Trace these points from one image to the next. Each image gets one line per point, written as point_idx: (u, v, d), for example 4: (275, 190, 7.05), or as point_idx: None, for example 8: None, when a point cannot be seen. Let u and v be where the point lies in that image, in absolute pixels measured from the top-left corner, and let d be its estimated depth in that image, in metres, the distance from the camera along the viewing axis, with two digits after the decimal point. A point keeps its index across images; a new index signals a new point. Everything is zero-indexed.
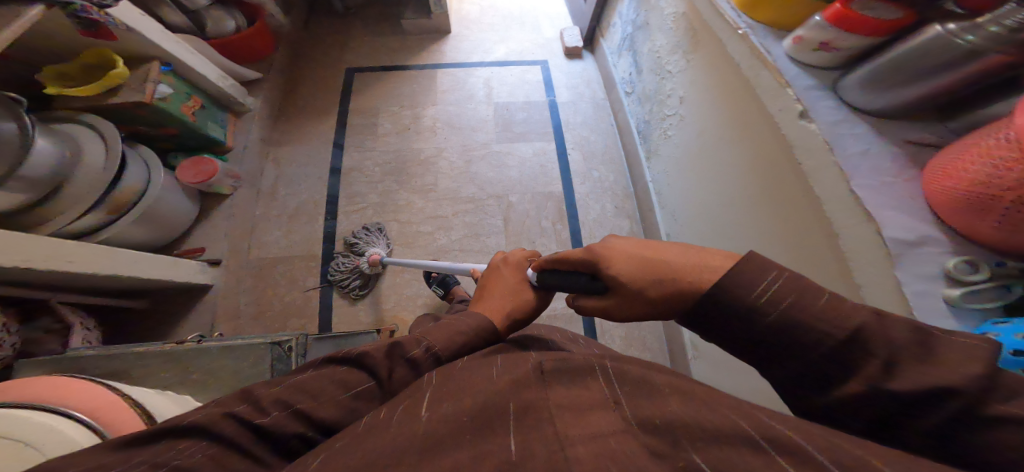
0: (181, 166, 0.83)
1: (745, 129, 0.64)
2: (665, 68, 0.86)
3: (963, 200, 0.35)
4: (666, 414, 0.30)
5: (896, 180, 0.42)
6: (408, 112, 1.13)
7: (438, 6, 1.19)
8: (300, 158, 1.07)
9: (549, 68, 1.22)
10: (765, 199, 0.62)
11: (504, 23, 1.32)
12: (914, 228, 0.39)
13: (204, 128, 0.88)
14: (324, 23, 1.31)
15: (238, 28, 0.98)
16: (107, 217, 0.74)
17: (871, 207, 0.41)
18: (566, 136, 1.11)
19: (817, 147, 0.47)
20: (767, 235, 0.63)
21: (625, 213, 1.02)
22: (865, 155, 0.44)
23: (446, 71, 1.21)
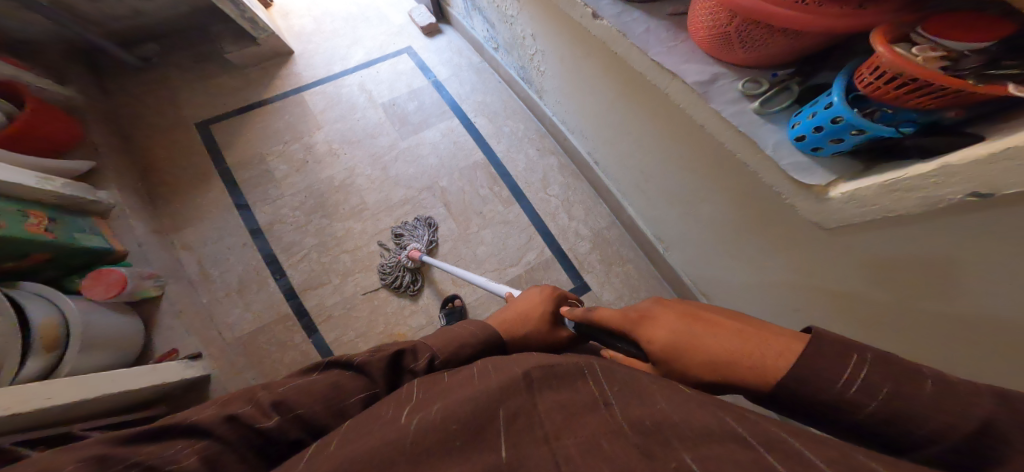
0: (84, 288, 0.72)
1: (597, 58, 0.72)
2: (508, 15, 0.92)
3: (715, 37, 0.43)
4: (655, 413, 0.30)
5: (678, 43, 0.49)
6: (297, 144, 1.08)
7: (257, 30, 1.11)
8: (209, 233, 0.97)
9: (416, 52, 1.23)
10: (642, 111, 0.69)
11: (348, 26, 1.29)
12: (707, 69, 0.46)
13: (74, 242, 0.75)
14: (124, 81, 1.16)
15: (9, 115, 0.79)
16: (52, 355, 0.63)
17: (669, 66, 0.48)
18: (465, 109, 1.14)
19: (616, 37, 0.53)
20: (674, 165, 0.71)
21: (548, 151, 1.09)
22: (648, 32, 0.51)
23: (314, 90, 1.17)
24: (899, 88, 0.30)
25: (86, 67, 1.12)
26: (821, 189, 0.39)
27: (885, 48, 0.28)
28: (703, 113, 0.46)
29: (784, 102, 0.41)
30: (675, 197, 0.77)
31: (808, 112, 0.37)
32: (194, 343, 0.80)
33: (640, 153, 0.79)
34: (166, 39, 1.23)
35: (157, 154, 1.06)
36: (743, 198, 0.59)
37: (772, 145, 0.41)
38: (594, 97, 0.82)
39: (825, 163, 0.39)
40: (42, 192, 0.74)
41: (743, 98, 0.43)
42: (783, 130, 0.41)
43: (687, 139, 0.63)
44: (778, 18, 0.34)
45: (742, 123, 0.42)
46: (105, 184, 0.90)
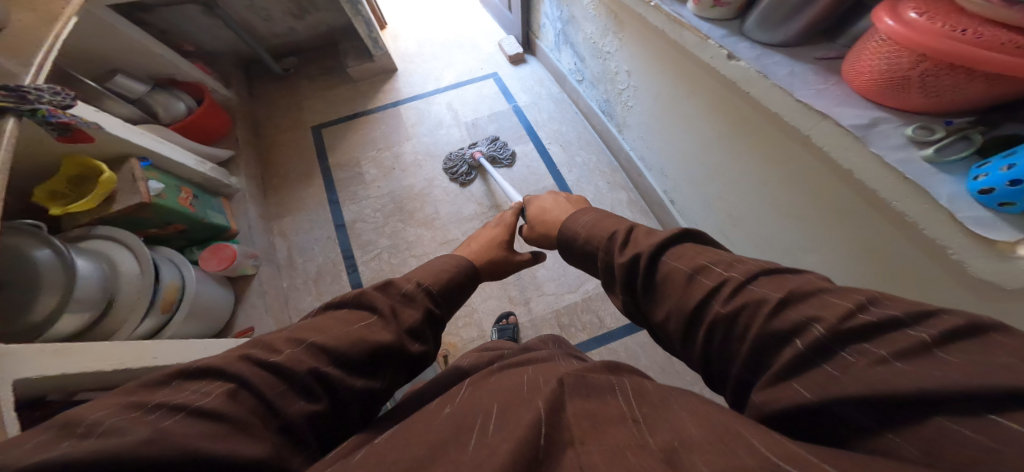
0: (202, 260, 0.86)
1: (704, 95, 0.70)
2: (603, 52, 0.96)
3: (885, 82, 0.41)
4: (685, 438, 0.25)
5: (828, 86, 0.47)
6: (388, 153, 1.19)
7: (376, 48, 1.29)
8: (303, 224, 1.09)
9: (501, 78, 1.32)
10: (745, 144, 0.66)
11: (444, 50, 1.45)
12: (865, 113, 0.43)
13: (206, 217, 0.90)
14: (266, 87, 1.41)
15: (190, 109, 1.02)
16: (162, 318, 0.73)
17: (821, 108, 0.45)
18: (541, 135, 1.18)
19: (754, 78, 0.53)
20: (773, 203, 0.66)
21: (619, 185, 1.07)
22: (793, 74, 0.50)
23: (408, 106, 1.30)
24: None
25: (242, 74, 1.40)
26: (1006, 245, 0.34)
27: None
28: (856, 157, 0.43)
29: (960, 151, 0.38)
30: (770, 247, 0.72)
31: (1002, 163, 0.33)
32: (268, 324, 0.89)
33: (734, 198, 0.75)
34: (303, 52, 1.49)
35: (278, 151, 1.24)
36: (861, 246, 0.53)
37: (947, 196, 0.37)
38: (689, 136, 0.80)
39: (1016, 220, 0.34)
40: (195, 172, 0.93)
41: (910, 145, 0.40)
42: (960, 181, 0.37)
43: (804, 184, 0.58)
44: (987, 65, 0.32)
45: (910, 171, 0.39)
46: (237, 172, 1.08)
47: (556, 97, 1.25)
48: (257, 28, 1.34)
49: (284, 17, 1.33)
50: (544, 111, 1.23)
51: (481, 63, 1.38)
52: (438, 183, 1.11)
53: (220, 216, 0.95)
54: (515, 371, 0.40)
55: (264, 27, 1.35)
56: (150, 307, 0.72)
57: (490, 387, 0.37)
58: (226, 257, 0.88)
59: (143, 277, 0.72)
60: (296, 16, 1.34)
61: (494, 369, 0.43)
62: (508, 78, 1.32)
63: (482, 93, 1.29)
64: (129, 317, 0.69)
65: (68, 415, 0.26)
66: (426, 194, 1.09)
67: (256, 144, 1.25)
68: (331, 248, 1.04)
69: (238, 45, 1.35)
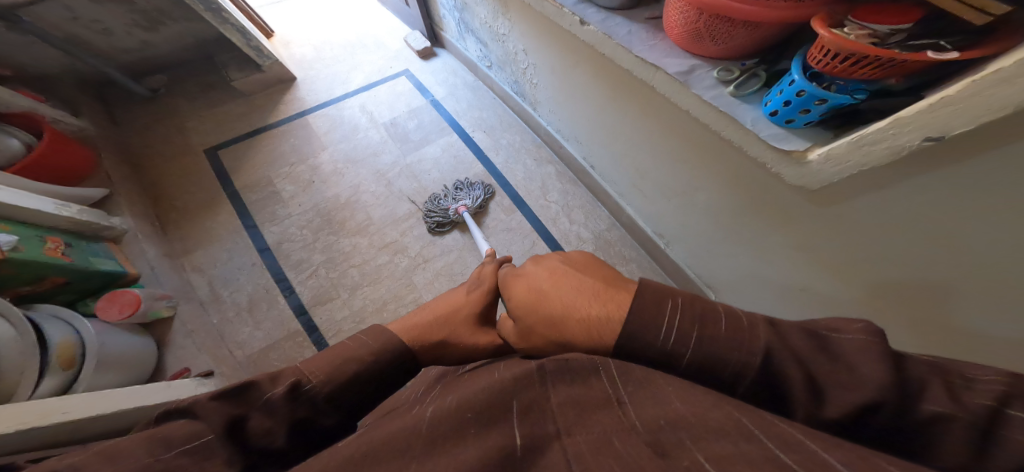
0: (99, 309, 0.75)
1: (590, 65, 0.75)
2: (500, 34, 0.94)
3: (688, 30, 0.49)
4: (670, 414, 0.31)
5: (657, 42, 0.55)
6: (302, 166, 1.10)
7: (262, 58, 1.14)
8: (220, 254, 0.99)
9: (413, 74, 1.25)
10: (636, 110, 0.73)
11: (347, 53, 1.31)
12: (686, 62, 0.52)
13: (91, 264, 0.78)
14: (131, 111, 1.19)
15: (28, 145, 0.83)
16: (65, 376, 0.65)
17: (653, 61, 0.54)
18: (463, 125, 1.15)
19: (603, 40, 0.59)
20: (670, 158, 0.74)
21: (545, 160, 1.10)
22: (630, 34, 0.57)
23: (317, 114, 1.19)
24: (852, 64, 0.35)
25: (95, 99, 1.16)
26: (800, 154, 0.44)
27: (825, 30, 0.34)
28: (689, 99, 0.52)
29: (753, 86, 0.47)
30: (672, 193, 0.81)
31: (777, 91, 0.42)
32: (205, 361, 0.82)
33: (636, 155, 0.83)
34: (173, 70, 1.28)
35: (166, 180, 1.08)
36: (746, 186, 0.62)
37: (751, 121, 0.46)
38: (586, 103, 0.85)
39: (802, 133, 0.44)
40: (58, 217, 0.77)
41: (719, 84, 0.49)
42: (757, 107, 0.47)
43: (686, 139, 0.66)
44: (742, 11, 0.40)
45: (722, 104, 0.48)
46: (119, 211, 0.92)
47: (469, 82, 1.23)
48: (98, 45, 1.10)
49: (130, 30, 1.10)
50: (462, 97, 1.20)
51: (387, 57, 1.29)
52: (365, 189, 1.05)
53: (110, 261, 0.82)
54: (483, 370, 0.43)
55: (105, 41, 1.10)
56: (44, 367, 0.63)
57: (471, 382, 0.40)
58: (129, 302, 0.78)
59: (23, 338, 0.60)
60: (145, 28, 1.12)
61: (460, 375, 0.45)
62: (420, 70, 1.25)
63: (394, 89, 1.22)
64: (22, 379, 0.59)
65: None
66: (355, 202, 1.04)
67: (134, 173, 1.06)
68: (260, 275, 0.96)
69: (76, 66, 1.10)
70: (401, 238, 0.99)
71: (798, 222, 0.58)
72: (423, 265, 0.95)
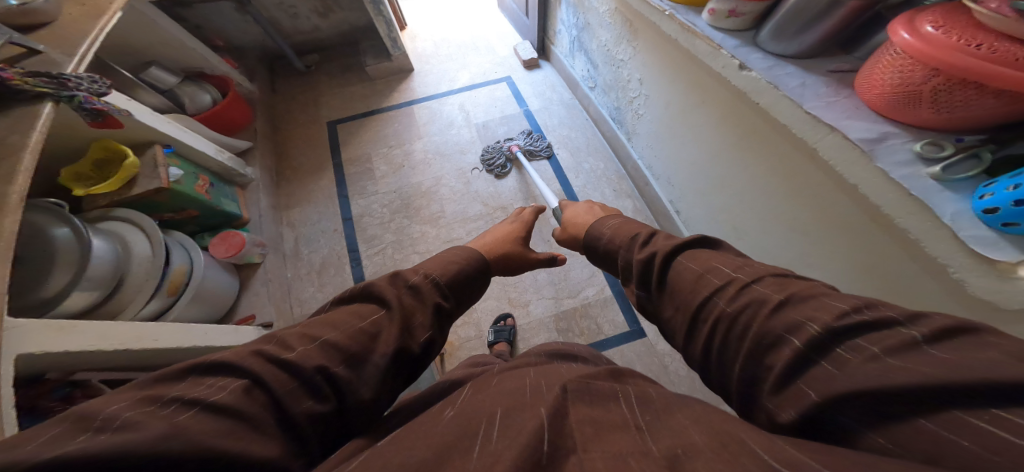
0: (212, 245, 0.88)
1: (716, 106, 0.73)
2: (616, 59, 0.99)
3: (896, 95, 0.43)
4: (688, 445, 0.27)
5: (836, 99, 0.50)
6: (399, 150, 1.23)
7: (394, 48, 1.35)
8: (312, 216, 1.11)
9: (514, 82, 1.37)
10: (754, 159, 0.69)
11: (461, 53, 1.50)
12: (874, 128, 0.46)
13: (219, 205, 0.93)
14: (286, 82, 1.46)
15: (215, 100, 1.06)
16: (167, 300, 0.75)
17: (830, 121, 0.48)
18: (550, 140, 1.21)
19: (765, 88, 0.56)
20: (781, 217, 0.67)
21: (624, 193, 1.08)
22: (804, 86, 0.53)
23: (421, 105, 1.34)
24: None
25: (266, 69, 1.46)
26: (1006, 266, 0.35)
27: None
28: (864, 172, 0.45)
29: (970, 169, 0.40)
30: (773, 262, 0.73)
31: (1007, 184, 0.35)
32: (270, 313, 0.90)
33: (740, 211, 0.77)
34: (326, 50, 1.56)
35: (293, 144, 1.28)
36: (867, 264, 0.54)
37: (951, 213, 0.38)
38: (698, 149, 0.82)
39: (1016, 241, 0.36)
40: (213, 161, 0.95)
41: (917, 160, 0.42)
42: (966, 200, 0.39)
43: (811, 200, 0.60)
44: (1009, 78, 0.34)
45: (918, 189, 0.40)
46: (253, 164, 1.11)
47: (566, 102, 1.29)
48: (284, 26, 1.42)
49: (310, 16, 1.41)
50: (554, 115, 1.26)
51: (495, 67, 1.42)
52: (446, 182, 1.13)
53: (233, 205, 0.97)
54: (512, 375, 0.41)
55: (290, 23, 1.42)
56: (157, 289, 0.73)
57: (503, 385, 0.38)
58: (236, 244, 0.90)
59: (154, 259, 0.73)
60: (320, 14, 1.41)
61: (498, 373, 0.43)
62: (521, 83, 1.36)
63: (495, 96, 1.33)
64: (137, 297, 0.71)
65: (85, 408, 0.27)
66: (434, 192, 1.11)
67: (273, 135, 1.28)
68: (338, 241, 1.06)
69: (264, 40, 1.41)
70: (465, 234, 1.02)
71: (934, 331, 0.48)
72: None
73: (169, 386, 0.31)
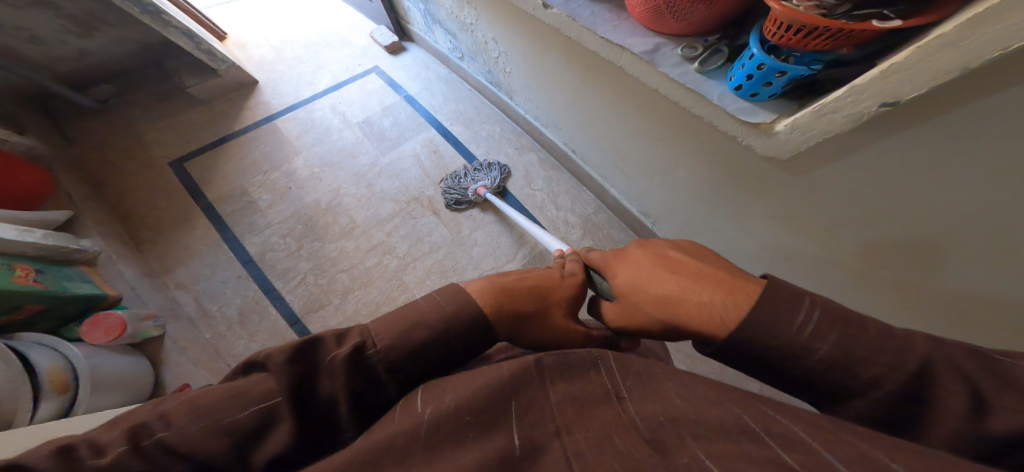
0: (83, 333, 0.71)
1: (559, 50, 0.73)
2: (466, 24, 0.92)
3: (646, 9, 0.46)
4: (670, 410, 0.31)
5: (621, 21, 0.53)
6: (278, 173, 1.07)
7: (217, 62, 1.10)
8: (202, 270, 0.96)
9: (384, 71, 1.22)
10: (609, 92, 0.71)
11: (311, 52, 1.28)
12: (649, 40, 0.50)
13: (65, 290, 0.73)
14: (82, 129, 1.13)
15: None
16: (61, 401, 0.63)
17: (617, 41, 0.51)
18: (440, 119, 1.12)
19: (568, 22, 0.57)
20: (647, 134, 0.72)
21: (527, 148, 1.07)
22: (594, 15, 0.54)
23: (286, 117, 1.15)
24: (806, 36, 0.34)
25: (41, 117, 1.10)
26: (767, 125, 0.44)
27: (776, 4, 0.33)
28: (654, 77, 0.51)
29: (717, 61, 0.46)
30: (652, 171, 0.79)
31: (739, 65, 0.42)
32: (204, 376, 0.80)
33: (615, 137, 0.80)
34: (118, 79, 1.23)
35: (133, 197, 1.04)
36: (725, 162, 0.61)
37: (718, 96, 0.46)
38: (561, 88, 0.83)
39: (767, 104, 0.44)
40: (23, 243, 0.72)
41: (684, 62, 0.48)
42: (722, 82, 0.46)
43: (670, 123, 0.64)
44: None
45: (688, 81, 0.47)
46: (87, 232, 0.88)
47: (443, 75, 1.20)
48: (33, 58, 1.04)
49: (64, 38, 1.03)
50: (433, 91, 1.17)
51: (349, 56, 1.26)
52: (346, 190, 1.03)
53: (83, 286, 0.77)
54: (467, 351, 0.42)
55: (37, 52, 1.03)
56: (39, 394, 0.61)
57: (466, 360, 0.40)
58: (114, 324, 0.74)
59: (11, 365, 0.58)
60: (79, 35, 1.04)
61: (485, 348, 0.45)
62: (387, 64, 1.23)
63: (366, 90, 1.18)
64: (19, 406, 0.58)
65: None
66: (336, 204, 1.01)
67: (99, 194, 1.02)
68: (246, 287, 0.94)
69: (13, 82, 1.04)
70: (386, 239, 0.96)
71: (800, 206, 0.56)
72: (414, 265, 0.93)
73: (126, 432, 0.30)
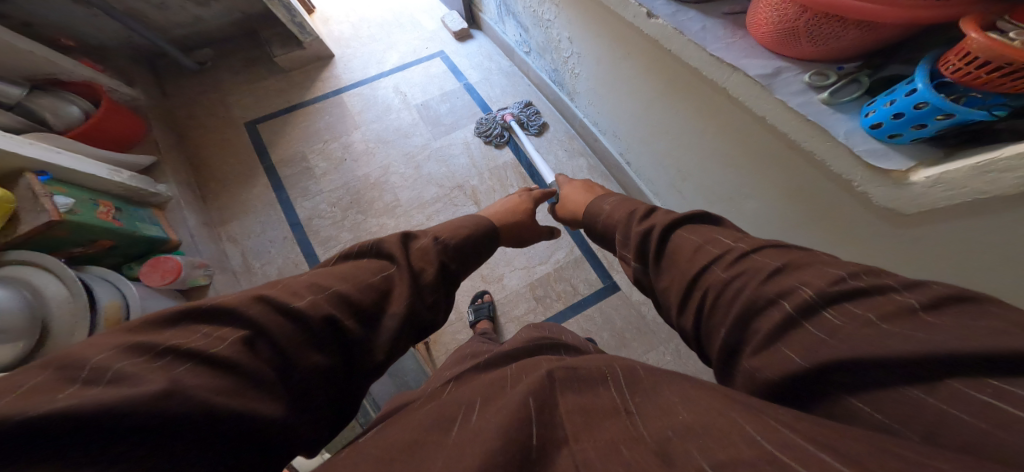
0: (144, 274, 0.77)
1: (639, 56, 0.73)
2: (544, 19, 0.94)
3: (780, 31, 0.45)
4: (677, 423, 0.27)
5: (736, 40, 0.52)
6: (335, 144, 1.14)
7: (303, 34, 1.21)
8: (254, 226, 1.03)
9: (448, 56, 1.29)
10: (683, 103, 0.70)
11: (384, 31, 1.39)
12: (770, 63, 0.48)
13: (136, 229, 0.81)
14: (180, 84, 1.29)
15: (86, 112, 0.89)
16: None
17: (731, 60, 0.50)
18: (495, 111, 1.16)
19: (673, 34, 0.57)
20: (714, 151, 0.70)
21: (577, 152, 1.09)
22: (705, 30, 0.54)
23: (351, 93, 1.24)
24: (990, 72, 0.29)
25: (150, 71, 1.27)
26: (900, 173, 0.39)
27: (978, 32, 0.29)
28: (768, 103, 0.49)
29: (852, 92, 0.43)
30: (715, 192, 0.77)
31: (886, 101, 0.38)
32: None
33: (680, 152, 0.79)
34: (218, 44, 1.38)
35: (209, 151, 1.14)
36: (796, 190, 0.59)
37: (845, 133, 0.42)
38: (633, 98, 0.82)
39: (903, 148, 0.39)
40: (110, 182, 0.81)
41: (809, 90, 0.45)
42: (854, 118, 0.42)
43: (741, 143, 0.63)
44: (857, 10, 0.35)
45: (812, 113, 0.44)
46: (164, 178, 0.98)
47: (506, 70, 1.25)
48: (153, 19, 1.20)
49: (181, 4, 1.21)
50: (493, 84, 1.22)
51: (421, 40, 1.34)
52: (396, 171, 1.07)
53: (153, 227, 0.85)
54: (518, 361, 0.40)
55: (156, 16, 1.21)
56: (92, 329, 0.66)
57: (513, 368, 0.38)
58: (171, 268, 0.80)
59: (74, 298, 0.64)
60: (198, 3, 1.21)
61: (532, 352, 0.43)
62: (453, 53, 1.30)
63: (429, 75, 1.25)
64: (70, 339, 0.63)
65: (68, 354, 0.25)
66: (385, 181, 1.06)
67: (182, 145, 1.13)
68: (290, 250, 0.98)
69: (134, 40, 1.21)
70: (425, 221, 0.99)
71: (866, 246, 0.52)
72: None
73: (158, 332, 0.29)
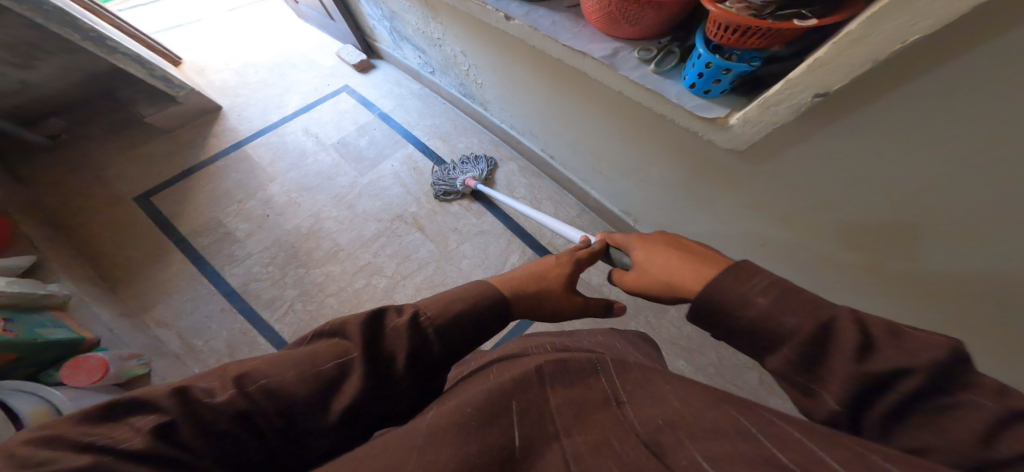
0: (64, 377, 0.67)
1: (525, 55, 0.71)
2: (434, 39, 0.91)
3: (594, 16, 0.45)
4: (669, 413, 0.27)
5: (582, 28, 0.50)
6: (252, 202, 1.04)
7: (174, 89, 1.10)
8: (181, 305, 0.93)
9: (354, 89, 1.23)
10: (581, 97, 0.69)
11: (277, 74, 1.30)
12: (608, 45, 0.47)
13: (38, 336, 0.68)
14: (38, 167, 1.11)
15: None
16: None
17: (576, 47, 0.48)
18: (416, 135, 1.11)
19: (531, 33, 0.52)
20: (623, 135, 0.69)
21: (506, 157, 1.05)
22: (555, 24, 0.51)
23: (256, 143, 1.15)
24: (744, 35, 0.33)
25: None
26: (720, 121, 0.43)
27: (713, 6, 0.32)
28: (615, 82, 0.48)
29: (671, 62, 0.44)
30: (627, 170, 0.77)
31: (689, 65, 0.40)
32: None
33: (591, 141, 0.78)
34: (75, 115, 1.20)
35: (100, 236, 1.00)
36: (706, 157, 0.59)
37: (675, 96, 0.43)
38: (532, 95, 0.81)
39: (719, 100, 0.42)
40: None
41: (642, 64, 0.45)
42: (679, 82, 0.43)
43: (648, 126, 0.62)
44: None
45: (648, 83, 0.44)
46: (55, 275, 0.83)
47: (415, 91, 1.20)
48: None
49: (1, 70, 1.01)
50: (406, 109, 1.16)
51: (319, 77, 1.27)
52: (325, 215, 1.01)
53: (59, 329, 0.72)
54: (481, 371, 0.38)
55: None
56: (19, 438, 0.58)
57: (477, 375, 0.37)
58: (96, 365, 0.70)
59: None
60: (19, 66, 1.03)
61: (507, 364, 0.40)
62: (357, 86, 1.24)
63: (340, 112, 1.18)
64: None
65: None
66: (317, 229, 0.99)
67: (62, 235, 0.98)
68: (228, 320, 0.90)
69: None
70: (370, 261, 0.94)
71: (779, 192, 0.55)
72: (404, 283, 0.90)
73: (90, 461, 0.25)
